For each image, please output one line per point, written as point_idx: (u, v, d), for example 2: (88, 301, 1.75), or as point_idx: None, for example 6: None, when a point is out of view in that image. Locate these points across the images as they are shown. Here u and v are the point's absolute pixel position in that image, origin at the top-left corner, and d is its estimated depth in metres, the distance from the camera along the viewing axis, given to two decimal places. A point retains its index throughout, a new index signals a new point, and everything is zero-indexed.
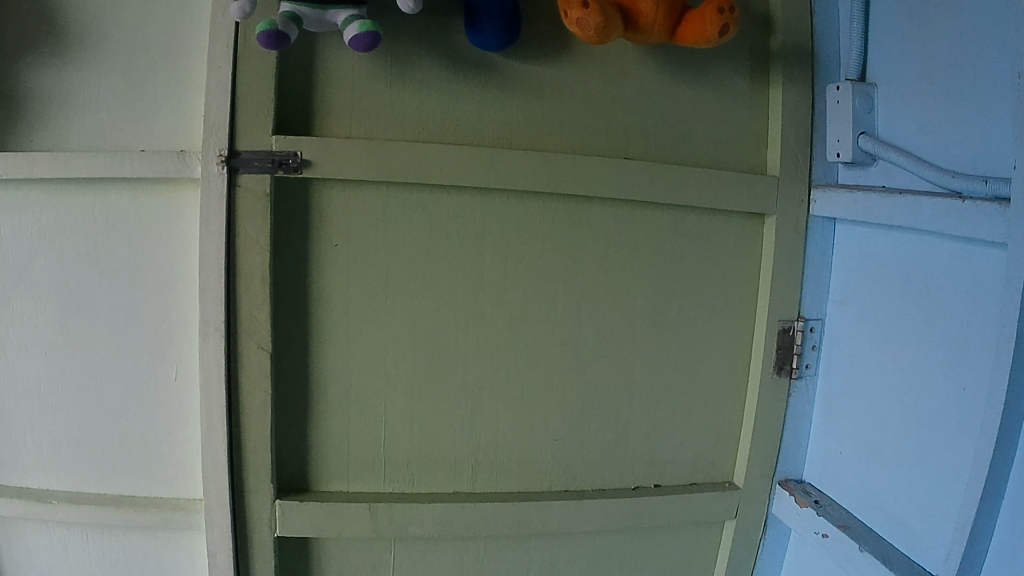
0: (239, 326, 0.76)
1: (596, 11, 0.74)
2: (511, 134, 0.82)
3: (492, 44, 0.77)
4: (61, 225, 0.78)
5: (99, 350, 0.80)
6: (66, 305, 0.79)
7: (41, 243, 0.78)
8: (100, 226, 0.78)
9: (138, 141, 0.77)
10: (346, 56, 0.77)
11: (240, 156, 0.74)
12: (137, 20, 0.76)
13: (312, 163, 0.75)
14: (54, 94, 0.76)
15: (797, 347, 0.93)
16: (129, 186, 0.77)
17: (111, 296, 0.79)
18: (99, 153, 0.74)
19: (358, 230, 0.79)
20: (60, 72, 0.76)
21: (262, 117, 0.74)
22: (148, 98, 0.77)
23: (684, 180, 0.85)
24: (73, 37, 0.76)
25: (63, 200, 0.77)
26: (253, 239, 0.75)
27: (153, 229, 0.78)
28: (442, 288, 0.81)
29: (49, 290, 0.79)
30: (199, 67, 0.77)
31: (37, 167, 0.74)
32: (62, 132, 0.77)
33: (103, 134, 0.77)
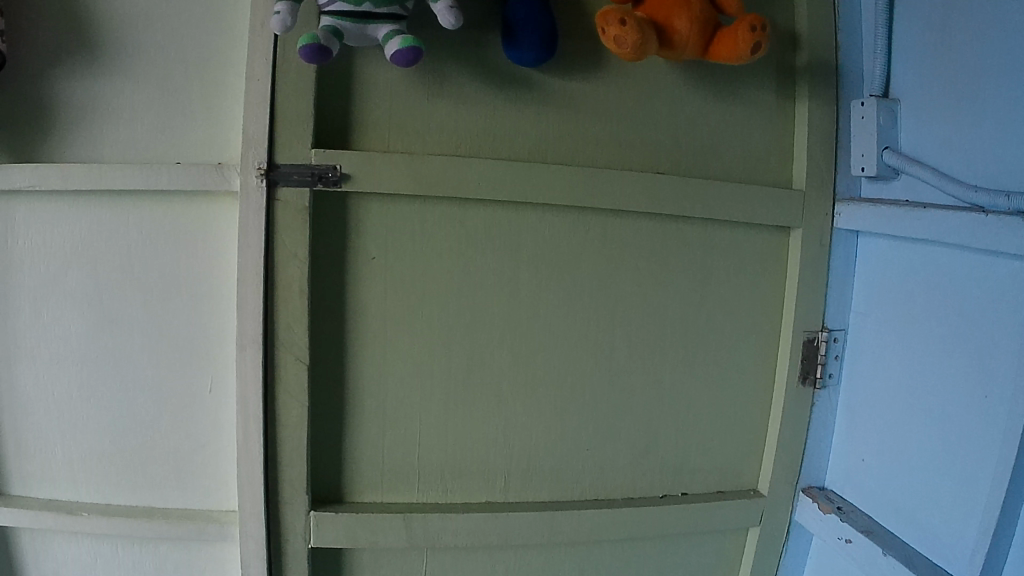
0: (276, 339, 0.76)
1: (634, 29, 0.75)
2: (546, 148, 0.82)
3: (530, 59, 0.77)
4: (94, 237, 0.77)
5: (133, 362, 0.80)
6: (100, 318, 0.79)
7: (73, 256, 0.78)
8: (135, 239, 0.77)
9: (174, 153, 0.77)
10: (385, 70, 0.77)
11: (279, 169, 0.74)
12: (172, 31, 0.76)
13: (351, 176, 0.75)
14: (90, 105, 0.76)
15: (821, 357, 0.95)
16: (165, 198, 0.77)
17: (145, 308, 0.79)
18: (136, 165, 0.74)
19: (395, 242, 0.79)
20: (95, 83, 0.76)
21: (302, 131, 0.75)
22: (184, 109, 0.77)
23: (714, 194, 0.87)
24: (108, 48, 0.75)
25: (96, 212, 0.77)
26: (291, 252, 0.75)
27: (188, 241, 0.78)
28: (477, 300, 0.81)
29: (83, 302, 0.78)
30: (237, 79, 0.77)
31: (72, 179, 0.74)
32: (96, 144, 0.76)
33: (138, 145, 0.76)
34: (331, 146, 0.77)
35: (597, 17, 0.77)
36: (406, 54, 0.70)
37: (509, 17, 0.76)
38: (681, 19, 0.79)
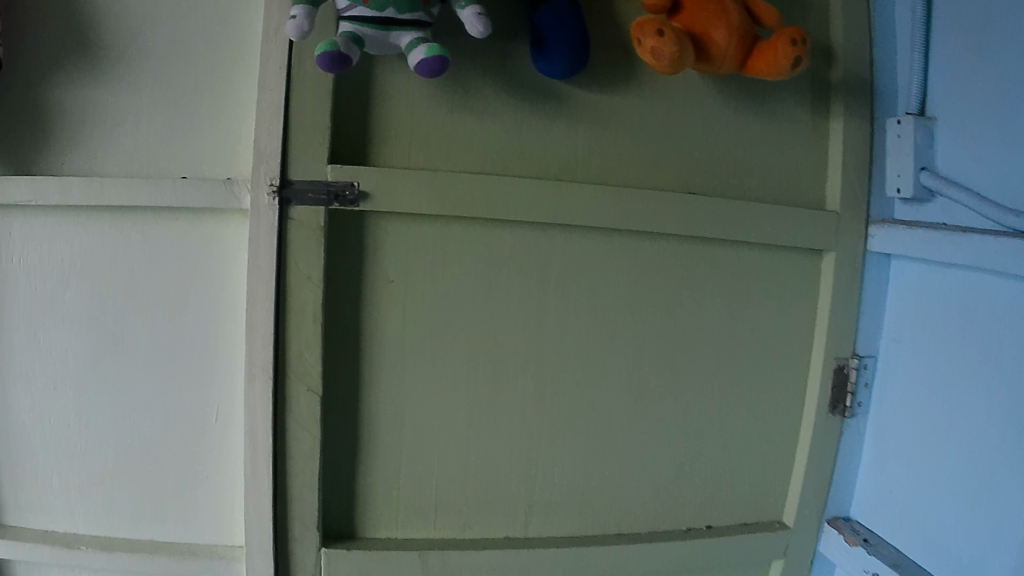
0: (288, 368, 0.71)
1: (672, 40, 0.71)
2: (575, 167, 0.78)
3: (561, 71, 0.73)
4: (95, 256, 0.73)
5: (137, 388, 0.75)
6: (103, 341, 0.74)
7: (72, 275, 0.73)
8: (140, 258, 0.73)
9: (179, 166, 0.72)
10: (406, 81, 0.73)
11: (292, 186, 0.70)
12: (178, 36, 0.70)
13: (370, 195, 0.71)
14: (89, 114, 0.70)
15: (851, 385, 0.92)
16: (171, 215, 0.72)
17: (149, 331, 0.74)
18: (140, 181, 0.69)
19: (415, 265, 0.74)
20: (94, 91, 0.70)
21: (318, 147, 0.70)
22: (190, 120, 0.71)
23: (748, 216, 0.83)
24: (109, 53, 0.70)
25: (98, 229, 0.72)
26: (305, 276, 0.70)
27: (195, 262, 0.73)
28: (501, 326, 0.77)
29: (84, 324, 0.74)
30: (247, 89, 0.72)
31: (72, 195, 0.69)
32: (95, 156, 0.71)
33: (140, 158, 0.71)
34: (348, 162, 0.72)
35: (632, 28, 0.74)
36: (432, 64, 0.65)
37: (539, 26, 0.71)
38: (719, 31, 0.76)
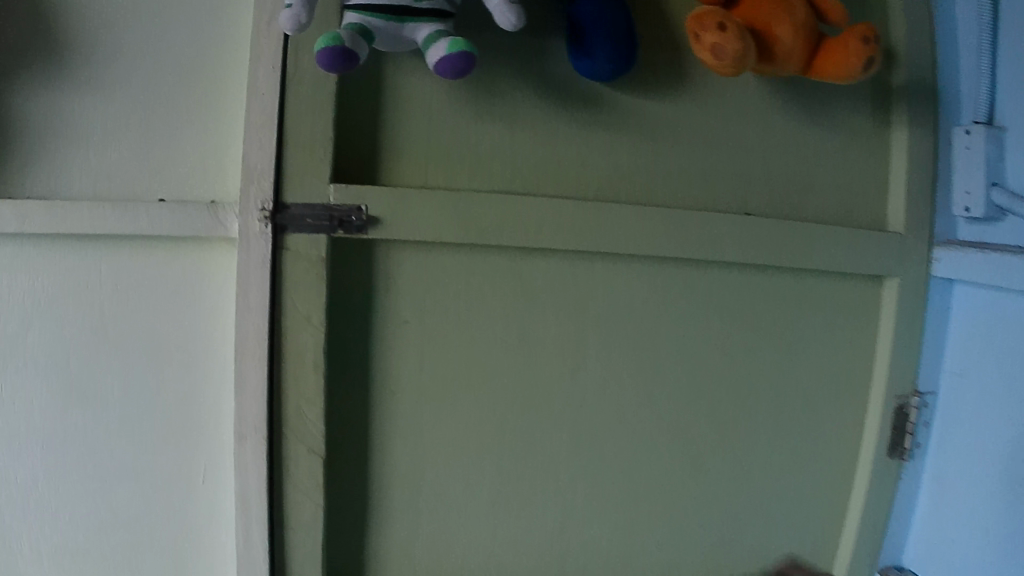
0: (285, 424, 0.61)
1: (736, 36, 0.62)
2: (619, 184, 0.68)
3: (607, 70, 0.62)
4: (62, 291, 0.62)
5: (108, 446, 0.64)
6: (70, 392, 0.63)
7: (35, 313, 0.62)
8: (112, 296, 0.62)
9: (155, 187, 0.60)
10: (423, 87, 0.62)
11: (288, 211, 0.59)
12: (150, 33, 0.59)
13: (380, 220, 0.60)
14: (42, 125, 0.58)
15: (910, 426, 0.83)
16: (147, 245, 0.61)
17: (124, 379, 0.63)
18: (108, 205, 0.58)
19: (435, 303, 0.63)
20: (48, 97, 0.58)
21: (319, 164, 0.60)
22: (168, 132, 0.60)
23: (811, 240, 0.73)
24: (66, 51, 0.58)
25: (66, 261, 0.61)
26: (304, 317, 0.59)
27: (176, 299, 0.62)
28: (532, 369, 0.67)
29: (47, 372, 0.63)
30: (234, 96, 0.61)
31: (32, 223, 0.58)
32: (54, 173, 0.59)
33: (109, 177, 0.60)
34: (353, 181, 0.61)
35: (689, 21, 0.64)
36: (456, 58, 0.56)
37: (577, 20, 0.61)
38: (784, 27, 0.66)
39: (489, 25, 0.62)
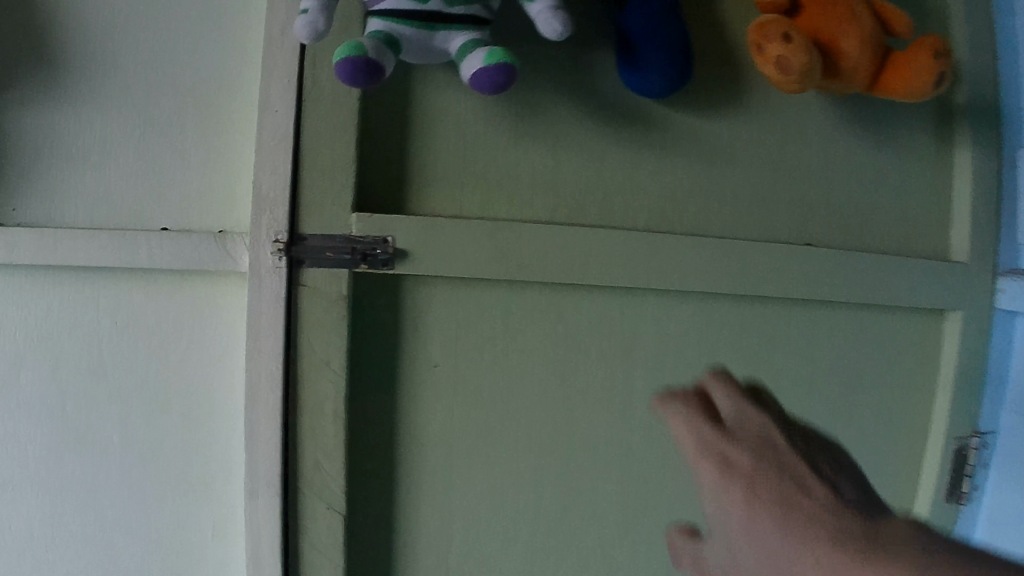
0: (301, 479, 0.54)
1: (803, 48, 0.56)
2: (668, 214, 0.61)
3: (660, 86, 0.56)
4: (56, 327, 0.55)
5: (107, 497, 0.58)
6: (61, 439, 0.57)
7: (27, 351, 0.55)
8: (111, 332, 0.56)
9: (157, 214, 0.54)
10: (456, 103, 0.55)
11: (304, 242, 0.53)
12: (150, 40, 0.53)
13: (407, 254, 0.53)
14: (21, 143, 0.52)
15: (969, 469, 0.77)
16: (149, 276, 0.55)
17: (125, 424, 0.57)
18: (103, 233, 0.52)
19: (468, 344, 0.57)
20: (32, 111, 0.52)
21: (339, 190, 0.53)
22: (172, 151, 0.53)
23: (875, 274, 0.67)
24: (60, 61, 0.52)
25: (60, 293, 0.55)
26: (322, 361, 0.53)
27: (180, 337, 0.56)
28: (571, 415, 0.60)
29: (35, 414, 0.56)
30: (246, 113, 0.55)
31: (20, 251, 0.52)
32: (43, 197, 0.53)
33: (104, 202, 0.53)
34: (378, 210, 0.55)
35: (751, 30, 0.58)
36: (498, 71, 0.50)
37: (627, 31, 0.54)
38: (851, 38, 0.60)
39: (529, 36, 0.56)
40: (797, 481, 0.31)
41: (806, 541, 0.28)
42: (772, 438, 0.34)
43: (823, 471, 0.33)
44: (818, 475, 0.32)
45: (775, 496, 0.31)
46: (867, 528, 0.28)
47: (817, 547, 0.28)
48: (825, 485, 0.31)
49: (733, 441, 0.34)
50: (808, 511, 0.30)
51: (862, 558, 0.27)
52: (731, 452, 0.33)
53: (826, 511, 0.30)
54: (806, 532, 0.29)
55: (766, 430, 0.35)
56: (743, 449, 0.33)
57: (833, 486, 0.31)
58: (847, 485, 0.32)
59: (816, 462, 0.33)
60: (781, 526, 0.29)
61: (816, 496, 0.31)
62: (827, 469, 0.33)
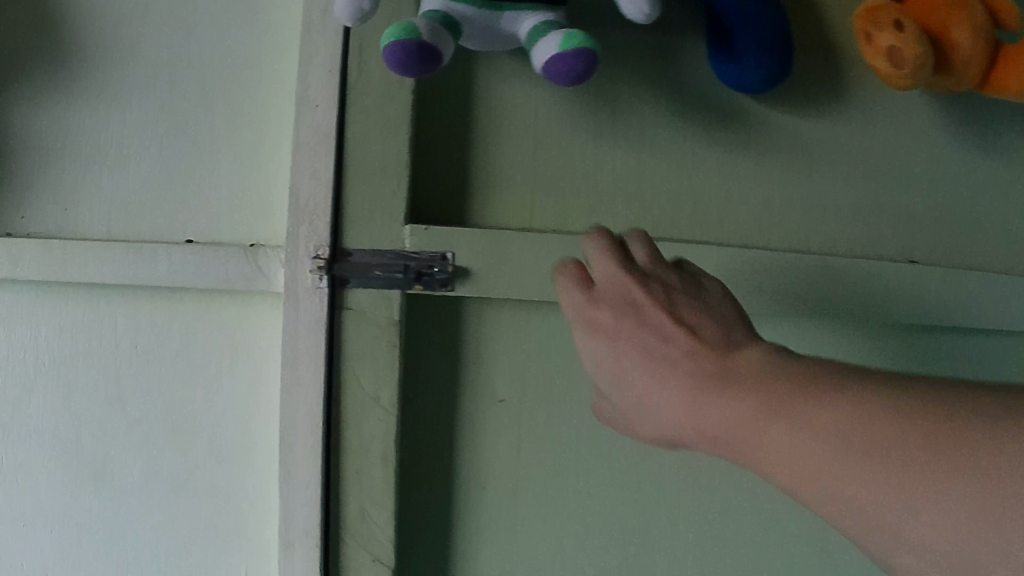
0: (344, 527, 0.47)
1: (919, 37, 0.48)
2: (764, 225, 0.54)
3: (760, 79, 0.49)
4: (66, 349, 0.50)
5: (120, 538, 0.52)
6: (68, 473, 0.51)
7: (36, 375, 0.50)
8: (127, 358, 0.50)
9: (182, 225, 0.49)
10: (526, 98, 0.48)
11: (350, 258, 0.46)
12: (183, 37, 0.49)
13: (470, 272, 0.46)
14: (45, 145, 0.49)
15: None
16: (170, 296, 0.49)
17: (139, 457, 0.51)
18: (120, 246, 0.47)
19: (536, 377, 0.48)
20: (57, 114, 0.49)
21: (390, 198, 0.46)
22: (200, 155, 0.49)
23: (999, 297, 0.57)
24: (82, 58, 0.49)
25: (73, 311, 0.49)
26: (370, 394, 0.46)
27: (204, 362, 0.50)
28: (659, 465, 0.51)
29: (40, 446, 0.51)
30: (285, 113, 0.49)
31: (24, 266, 0.47)
32: (61, 203, 0.49)
33: (127, 210, 0.49)
34: (435, 221, 0.48)
35: (855, 19, 0.51)
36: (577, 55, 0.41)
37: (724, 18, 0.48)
38: (963, 27, 0.50)
39: (603, 24, 0.49)
40: (655, 329, 0.34)
41: (671, 386, 0.31)
42: (631, 287, 0.35)
43: (680, 308, 0.35)
44: (680, 315, 0.34)
45: (638, 346, 0.33)
46: (715, 363, 0.31)
47: (678, 389, 0.31)
48: (682, 321, 0.34)
49: (598, 301, 0.36)
50: (667, 354, 0.32)
51: (715, 395, 0.30)
52: (595, 315, 0.35)
53: (680, 352, 0.32)
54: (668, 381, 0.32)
55: (628, 283, 0.36)
56: (602, 309, 0.35)
57: (689, 321, 0.34)
58: (697, 315, 0.34)
59: (673, 302, 0.35)
60: (651, 374, 0.32)
61: (676, 335, 0.33)
62: (684, 303, 0.35)
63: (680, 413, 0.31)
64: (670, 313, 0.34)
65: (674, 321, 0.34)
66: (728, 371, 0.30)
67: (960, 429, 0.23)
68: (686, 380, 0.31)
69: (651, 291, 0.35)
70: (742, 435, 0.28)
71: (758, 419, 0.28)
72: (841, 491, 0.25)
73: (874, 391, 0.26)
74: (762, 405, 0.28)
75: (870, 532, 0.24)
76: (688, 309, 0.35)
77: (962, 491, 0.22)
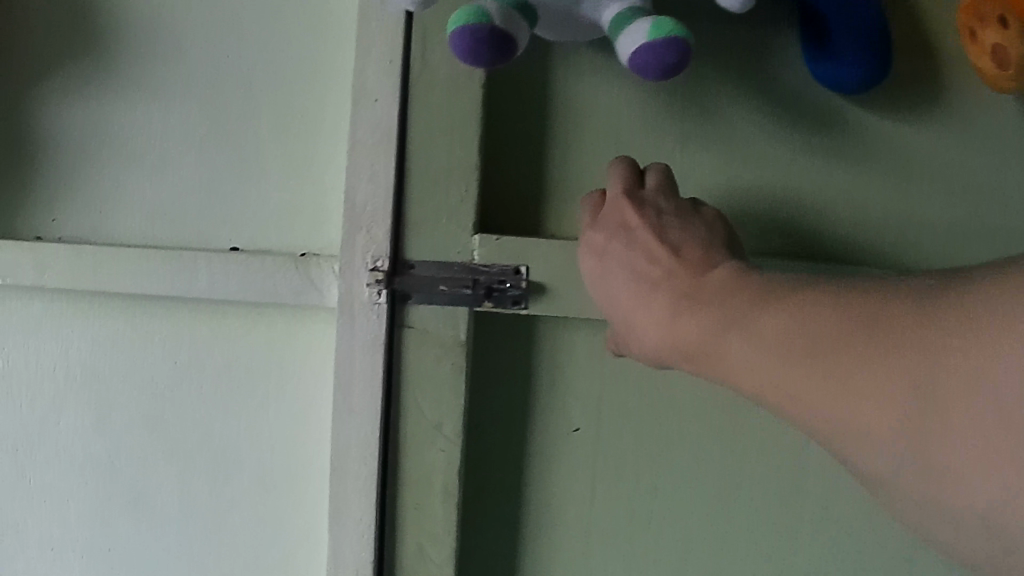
0: (399, 564, 0.43)
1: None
2: (864, 244, 0.47)
3: (855, 82, 0.44)
4: (123, 352, 0.53)
5: (168, 533, 0.54)
6: (121, 469, 0.54)
7: (96, 376, 0.53)
8: (155, 367, 0.52)
9: (234, 233, 0.50)
10: (606, 98, 0.44)
11: (412, 271, 0.41)
12: (230, 53, 0.50)
13: (545, 290, 0.41)
14: (116, 152, 0.52)
15: None
16: (199, 307, 0.51)
17: (185, 458, 0.53)
18: (170, 255, 0.48)
19: (613, 403, 0.44)
20: (112, 133, 0.52)
21: (456, 204, 0.42)
22: (251, 165, 0.50)
23: None
24: (148, 67, 0.51)
25: (129, 317, 0.52)
26: (430, 421, 0.42)
27: (250, 369, 0.51)
28: (741, 509, 0.45)
29: (77, 454, 0.54)
30: (332, 122, 0.48)
31: (51, 273, 0.50)
32: (129, 205, 0.52)
33: (187, 216, 0.51)
34: (514, 233, 0.44)
35: (962, 8, 0.44)
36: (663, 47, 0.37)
37: (821, 16, 0.43)
38: None
39: (681, 20, 0.46)
40: (643, 249, 0.36)
41: (652, 297, 0.34)
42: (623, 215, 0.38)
43: (667, 231, 0.37)
44: (666, 238, 0.37)
45: (625, 267, 0.36)
46: (692, 279, 0.34)
47: (661, 306, 0.34)
48: (667, 243, 0.36)
49: (596, 228, 0.39)
50: (651, 274, 0.35)
51: (686, 306, 0.33)
52: (594, 238, 0.39)
53: (659, 269, 0.35)
54: (643, 292, 0.35)
55: (622, 212, 0.39)
56: (598, 232, 0.39)
57: (674, 243, 0.36)
58: (682, 237, 0.37)
59: (659, 227, 0.37)
60: (636, 293, 0.35)
61: (661, 258, 0.36)
62: (674, 226, 0.38)
63: (657, 328, 0.34)
64: (656, 235, 0.37)
65: (660, 244, 0.36)
66: (705, 288, 0.33)
67: (897, 331, 0.27)
68: (667, 296, 0.34)
69: (642, 219, 0.38)
70: (708, 347, 0.32)
71: (728, 330, 0.31)
72: (785, 380, 0.29)
73: (821, 300, 0.29)
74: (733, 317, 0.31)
75: (817, 421, 0.29)
76: (674, 232, 0.37)
77: (876, 375, 0.27)
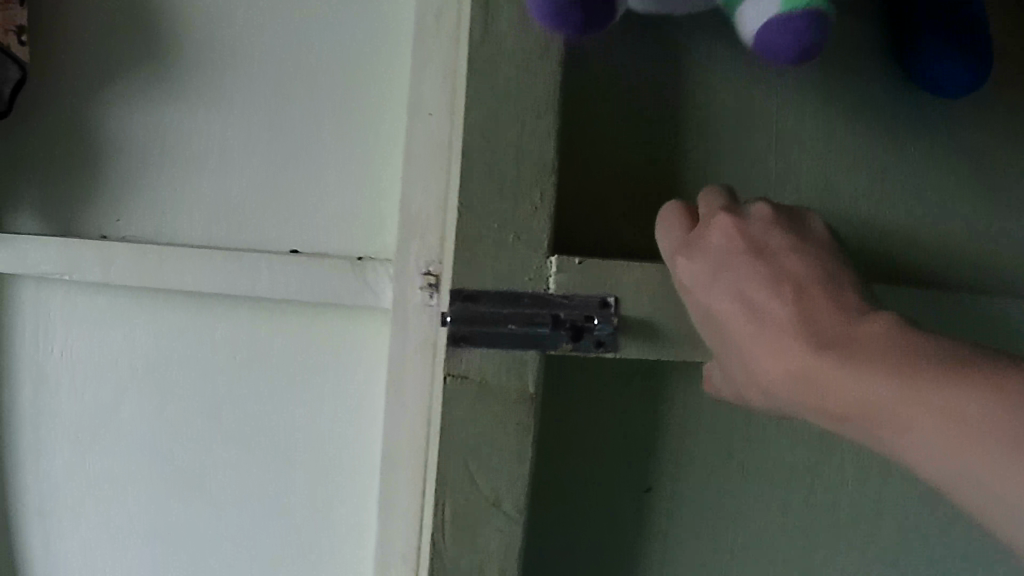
0: None
1: None
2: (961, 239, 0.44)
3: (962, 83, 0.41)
4: (184, 345, 0.49)
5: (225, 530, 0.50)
6: (179, 463, 0.50)
7: (158, 369, 0.50)
8: (215, 361, 0.49)
9: (286, 235, 0.45)
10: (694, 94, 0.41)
11: (480, 300, 0.33)
12: (284, 35, 0.45)
13: (633, 326, 0.35)
14: (161, 147, 0.47)
15: None
16: (263, 302, 0.47)
17: (241, 456, 0.49)
18: (222, 253, 0.44)
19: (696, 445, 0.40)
20: (164, 118, 0.47)
21: (535, 216, 0.34)
22: (303, 165, 0.45)
23: None
24: (197, 54, 0.46)
25: (191, 308, 0.49)
26: (488, 492, 0.34)
27: (313, 370, 0.47)
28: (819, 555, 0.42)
29: (129, 453, 0.51)
30: (392, 118, 0.44)
31: (116, 268, 0.46)
32: (172, 207, 0.47)
33: (233, 218, 0.46)
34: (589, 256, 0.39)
35: None
36: (786, 26, 0.32)
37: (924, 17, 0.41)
38: None
39: None
40: (758, 277, 0.30)
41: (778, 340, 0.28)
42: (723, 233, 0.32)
43: (783, 257, 0.31)
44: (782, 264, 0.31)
45: (737, 297, 0.30)
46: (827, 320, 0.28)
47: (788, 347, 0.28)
48: (784, 270, 0.30)
49: (688, 250, 0.33)
50: (773, 308, 0.29)
51: (822, 354, 0.27)
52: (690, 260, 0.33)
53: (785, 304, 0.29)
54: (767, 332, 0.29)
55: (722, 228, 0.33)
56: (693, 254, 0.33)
57: (792, 270, 0.30)
58: (799, 261, 0.31)
59: (771, 249, 0.31)
60: (744, 327, 0.30)
61: (781, 288, 0.30)
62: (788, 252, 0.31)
63: (783, 378, 0.28)
64: (772, 263, 0.31)
65: (776, 271, 0.30)
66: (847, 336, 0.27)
67: None
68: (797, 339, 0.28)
69: (748, 239, 0.32)
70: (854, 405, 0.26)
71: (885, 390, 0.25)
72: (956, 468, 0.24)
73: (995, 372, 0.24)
74: (873, 367, 0.26)
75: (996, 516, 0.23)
76: (789, 255, 0.31)
77: None
